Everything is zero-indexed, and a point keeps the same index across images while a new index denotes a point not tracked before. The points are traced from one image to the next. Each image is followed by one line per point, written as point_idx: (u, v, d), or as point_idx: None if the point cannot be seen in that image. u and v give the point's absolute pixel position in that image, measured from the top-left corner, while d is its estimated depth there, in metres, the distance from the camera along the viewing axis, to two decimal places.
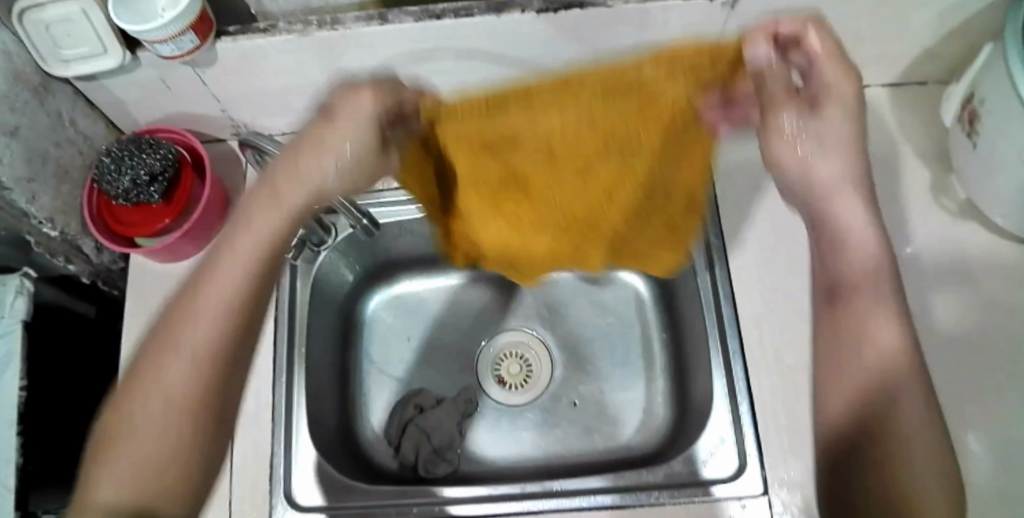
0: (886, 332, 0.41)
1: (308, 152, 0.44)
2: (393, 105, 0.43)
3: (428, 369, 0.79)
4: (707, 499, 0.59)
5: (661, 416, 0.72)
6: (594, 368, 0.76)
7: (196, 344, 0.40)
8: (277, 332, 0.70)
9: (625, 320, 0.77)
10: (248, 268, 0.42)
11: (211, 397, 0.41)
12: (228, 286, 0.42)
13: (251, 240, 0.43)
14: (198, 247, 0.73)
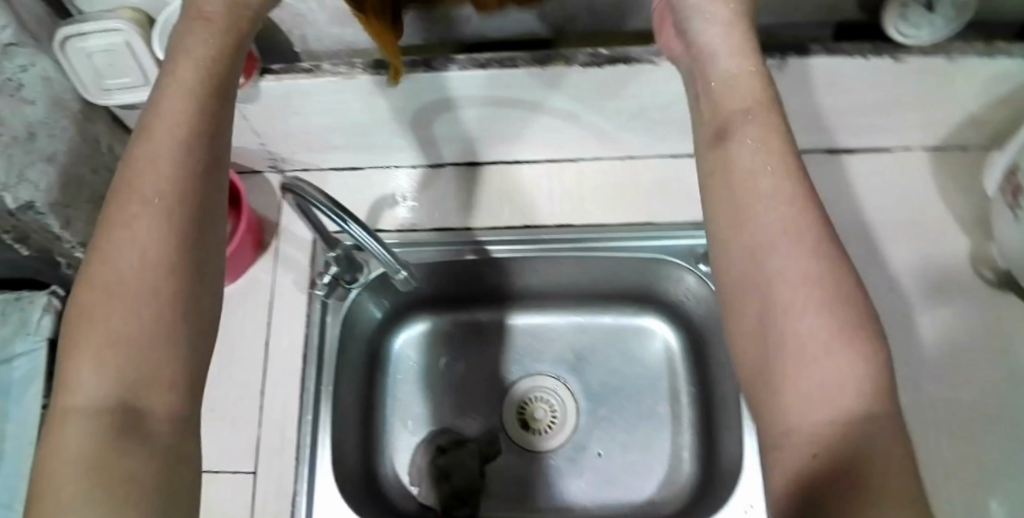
0: (770, 218, 0.38)
1: (190, 57, 0.41)
2: None
3: (453, 408, 0.78)
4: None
5: (687, 472, 0.72)
6: (620, 418, 0.75)
7: (147, 227, 0.37)
8: (305, 370, 0.70)
9: (651, 370, 0.77)
10: (178, 151, 0.39)
11: (179, 276, 0.37)
12: (160, 190, 0.38)
13: (175, 120, 0.39)
14: (230, 278, 0.72)
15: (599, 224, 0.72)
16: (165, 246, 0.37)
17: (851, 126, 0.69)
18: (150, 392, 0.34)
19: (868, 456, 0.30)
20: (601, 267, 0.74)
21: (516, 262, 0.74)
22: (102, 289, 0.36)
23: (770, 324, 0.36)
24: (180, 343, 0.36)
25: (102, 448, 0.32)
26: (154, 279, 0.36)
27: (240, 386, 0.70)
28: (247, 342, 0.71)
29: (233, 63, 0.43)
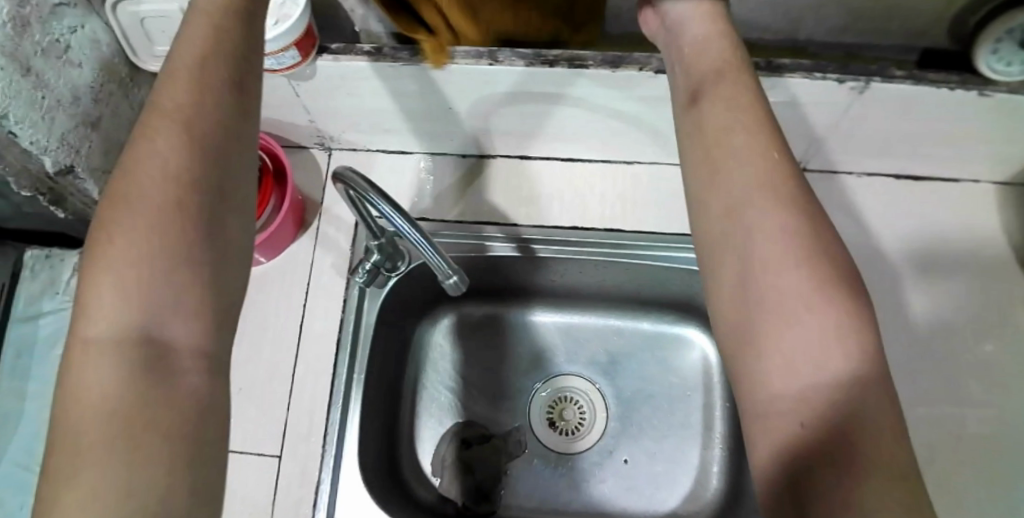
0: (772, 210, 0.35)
1: None
2: None
3: (480, 403, 0.76)
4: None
5: (716, 488, 0.71)
6: (650, 427, 0.74)
7: (176, 153, 0.33)
8: (338, 354, 0.68)
9: (686, 382, 0.76)
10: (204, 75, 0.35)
11: (203, 207, 0.33)
12: (191, 108, 0.34)
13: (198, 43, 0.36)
14: (269, 256, 0.71)
15: (650, 232, 0.70)
16: (196, 171, 0.33)
17: (923, 154, 0.68)
18: (174, 329, 0.31)
19: (864, 434, 0.29)
20: (647, 276, 0.72)
21: (561, 263, 0.72)
22: (120, 216, 0.32)
23: (759, 296, 0.33)
24: (209, 268, 0.33)
25: (132, 395, 0.29)
26: (180, 205, 0.32)
27: (268, 368, 0.69)
28: (280, 321, 0.70)
29: None
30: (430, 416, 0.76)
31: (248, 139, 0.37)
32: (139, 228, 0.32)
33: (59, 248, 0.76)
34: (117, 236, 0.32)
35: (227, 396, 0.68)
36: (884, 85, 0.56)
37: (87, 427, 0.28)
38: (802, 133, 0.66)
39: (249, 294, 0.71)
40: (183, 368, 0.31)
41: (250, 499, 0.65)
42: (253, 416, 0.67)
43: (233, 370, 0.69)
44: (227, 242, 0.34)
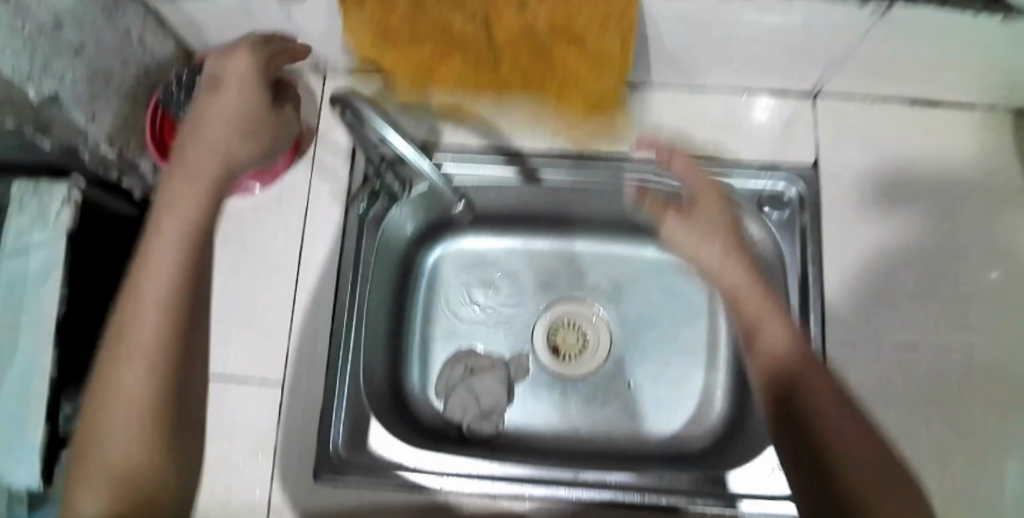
0: (779, 328, 0.49)
1: (216, 116, 0.48)
2: (263, 58, 0.52)
3: (483, 333, 0.76)
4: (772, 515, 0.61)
5: (719, 411, 0.72)
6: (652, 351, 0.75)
7: (153, 306, 0.39)
8: (340, 282, 0.67)
9: (689, 310, 0.76)
10: (180, 233, 0.42)
11: (169, 347, 0.39)
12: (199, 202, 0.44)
13: (171, 223, 0.42)
14: (265, 183, 0.69)
15: (660, 158, 0.69)
16: (193, 267, 0.42)
17: (941, 78, 0.66)
18: (137, 453, 0.36)
19: (839, 467, 0.39)
20: (651, 203, 0.72)
21: (564, 190, 0.71)
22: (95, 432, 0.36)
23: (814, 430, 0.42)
24: (156, 417, 0.37)
25: (125, 472, 0.35)
26: (159, 359, 0.38)
27: (269, 300, 0.67)
28: (278, 251, 0.68)
29: (259, 108, 0.51)
30: (435, 344, 0.76)
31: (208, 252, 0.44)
32: (149, 301, 0.39)
33: (45, 181, 0.73)
34: (134, 353, 0.38)
35: (226, 327, 0.67)
36: (908, 7, 0.51)
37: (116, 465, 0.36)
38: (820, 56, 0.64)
39: (244, 223, 0.69)
40: (155, 477, 0.36)
41: (255, 428, 0.65)
42: (254, 345, 0.67)
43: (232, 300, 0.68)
44: (194, 374, 0.41)
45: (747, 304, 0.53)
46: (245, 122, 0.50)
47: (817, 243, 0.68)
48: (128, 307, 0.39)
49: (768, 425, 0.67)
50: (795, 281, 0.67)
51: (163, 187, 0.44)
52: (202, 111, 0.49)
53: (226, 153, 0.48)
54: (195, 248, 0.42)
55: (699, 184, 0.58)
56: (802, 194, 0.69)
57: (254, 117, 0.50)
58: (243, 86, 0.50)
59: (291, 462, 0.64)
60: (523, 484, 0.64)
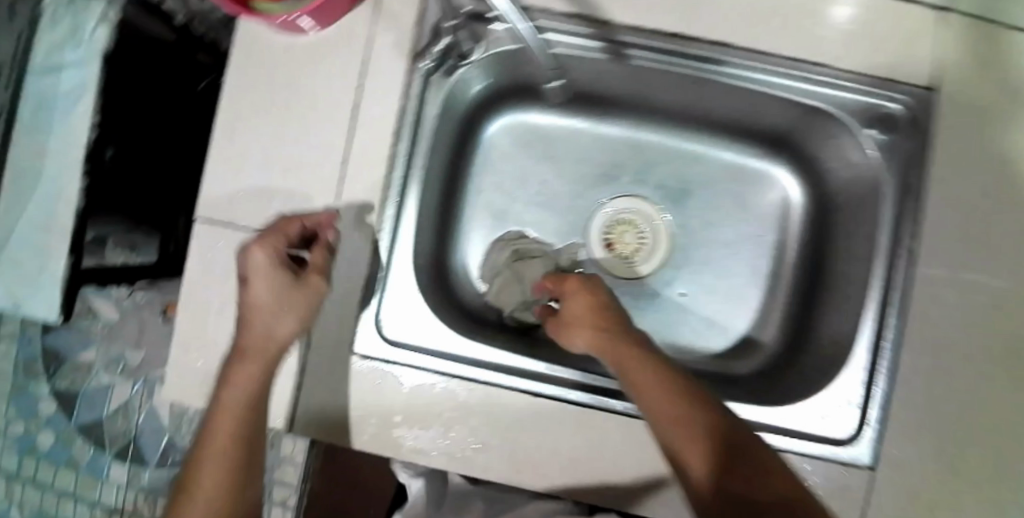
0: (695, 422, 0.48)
1: (263, 271, 0.54)
2: (275, 249, 0.55)
3: (539, 225, 0.72)
4: (818, 458, 0.60)
5: (771, 335, 0.70)
6: (709, 265, 0.71)
7: (209, 470, 0.55)
8: (395, 148, 0.62)
9: (757, 224, 0.71)
10: (234, 430, 0.55)
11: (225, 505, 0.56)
12: (285, 319, 0.55)
13: (263, 296, 0.54)
14: (320, 25, 0.60)
15: (769, 55, 0.60)
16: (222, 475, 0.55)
17: None
18: None
19: None
20: (746, 102, 0.65)
21: (651, 73, 0.63)
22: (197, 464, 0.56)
23: None
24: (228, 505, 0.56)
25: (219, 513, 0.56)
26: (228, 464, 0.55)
27: (319, 154, 0.62)
28: (330, 102, 0.62)
29: (307, 314, 0.57)
30: (489, 226, 0.72)
31: (255, 427, 0.57)
32: (220, 454, 0.55)
33: None
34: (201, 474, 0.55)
35: (273, 177, 0.62)
36: None
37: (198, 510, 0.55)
38: None
39: (296, 62, 0.62)
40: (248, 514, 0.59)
41: None
42: (297, 200, 0.62)
43: (277, 147, 0.62)
44: (249, 495, 0.58)
45: (568, 304, 0.57)
46: (296, 304, 0.56)
47: (925, 173, 0.60)
48: (203, 454, 0.55)
49: (830, 363, 0.63)
50: (890, 217, 0.60)
51: (229, 368, 0.55)
52: (255, 306, 0.55)
53: (281, 331, 0.56)
54: (252, 420, 0.56)
55: (583, 304, 0.56)
56: (912, 108, 0.60)
57: (297, 300, 0.56)
58: (275, 271, 0.55)
59: (331, 331, 0.61)
60: (568, 387, 0.62)
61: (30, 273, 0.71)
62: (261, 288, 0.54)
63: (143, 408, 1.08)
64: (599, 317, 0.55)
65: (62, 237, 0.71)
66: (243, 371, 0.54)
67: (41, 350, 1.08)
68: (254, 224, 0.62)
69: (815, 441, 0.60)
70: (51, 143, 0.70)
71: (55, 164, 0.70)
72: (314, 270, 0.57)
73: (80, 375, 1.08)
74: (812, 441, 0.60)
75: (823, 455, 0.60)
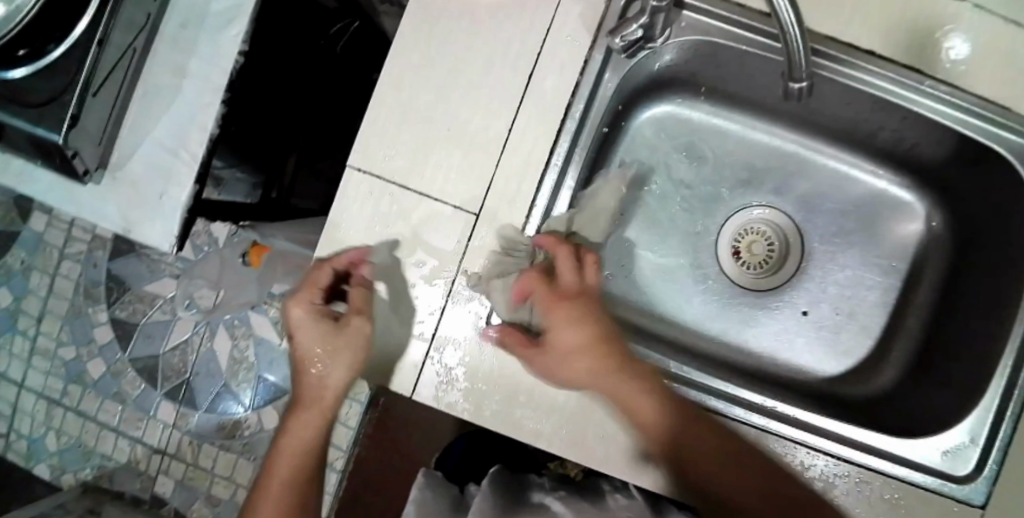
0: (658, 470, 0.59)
1: (300, 329, 0.59)
2: (314, 295, 0.58)
3: (671, 221, 0.71)
4: (932, 492, 0.59)
5: (889, 366, 0.69)
6: (833, 288, 0.71)
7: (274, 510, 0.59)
8: (563, 123, 0.60)
9: (892, 255, 0.71)
10: (302, 458, 0.60)
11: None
12: (336, 378, 0.59)
13: (307, 343, 0.59)
14: None
15: (959, 89, 0.60)
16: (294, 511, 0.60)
17: None
18: None
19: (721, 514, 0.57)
20: (918, 129, 0.64)
21: (829, 86, 0.62)
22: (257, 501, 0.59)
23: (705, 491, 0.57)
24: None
25: None
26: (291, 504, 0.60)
27: (484, 117, 0.60)
28: (505, 67, 0.60)
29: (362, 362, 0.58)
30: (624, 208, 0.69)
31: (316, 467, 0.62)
32: (279, 477, 0.60)
33: None
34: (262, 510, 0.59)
35: (434, 134, 0.60)
36: None
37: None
38: None
39: (476, 21, 0.60)
40: None
41: (437, 250, 0.60)
42: (452, 163, 0.60)
43: (440, 105, 0.61)
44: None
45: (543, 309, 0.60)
46: (340, 351, 0.58)
47: None
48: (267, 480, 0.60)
49: (965, 401, 0.61)
50: None
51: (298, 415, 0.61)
52: (308, 356, 0.59)
53: (333, 383, 0.59)
54: (313, 456, 0.61)
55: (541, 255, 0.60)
56: None
57: (340, 344, 0.57)
58: (320, 321, 0.59)
59: (466, 301, 0.60)
60: (708, 395, 0.61)
61: (150, 196, 0.70)
62: (309, 340, 0.59)
63: (201, 349, 1.06)
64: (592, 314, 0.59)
65: (186, 163, 0.69)
66: (304, 427, 0.60)
67: (107, 276, 1.07)
68: (406, 180, 0.60)
69: (931, 472, 0.59)
70: (195, 61, 0.68)
71: (194, 86, 0.68)
72: (354, 312, 0.57)
73: (140, 307, 1.06)
74: (924, 471, 0.59)
75: (937, 488, 0.59)
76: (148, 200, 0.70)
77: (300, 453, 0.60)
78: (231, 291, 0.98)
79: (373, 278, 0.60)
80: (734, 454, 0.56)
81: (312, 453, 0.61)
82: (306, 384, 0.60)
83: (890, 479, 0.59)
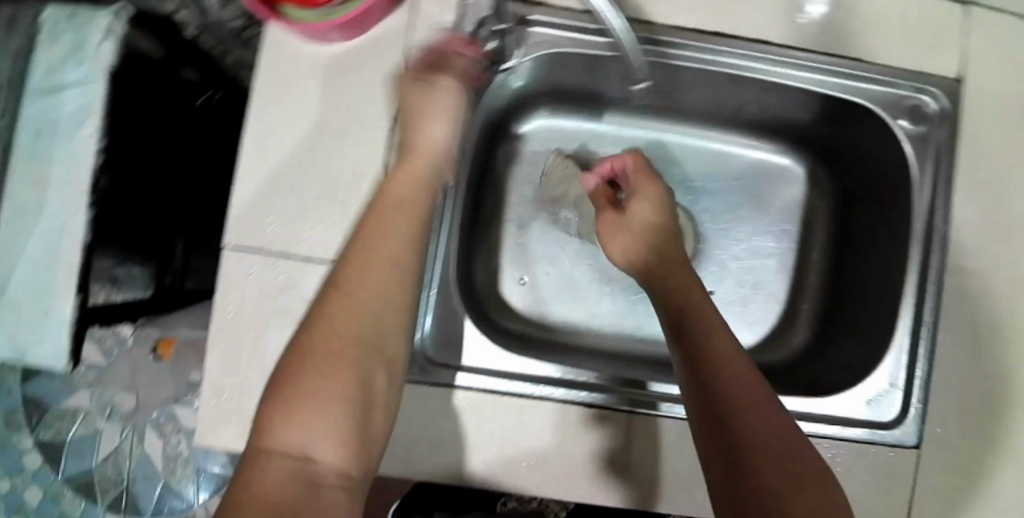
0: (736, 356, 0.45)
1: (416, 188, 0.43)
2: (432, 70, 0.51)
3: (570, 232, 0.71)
4: (865, 443, 0.60)
5: (797, 326, 0.72)
6: (735, 263, 0.73)
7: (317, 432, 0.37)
8: None
9: (780, 221, 0.74)
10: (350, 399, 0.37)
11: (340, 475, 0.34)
12: (370, 299, 0.36)
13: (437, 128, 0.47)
14: (347, 37, 0.59)
15: (806, 50, 0.61)
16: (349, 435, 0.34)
17: None
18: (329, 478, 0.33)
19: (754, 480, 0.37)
20: (778, 96, 0.65)
21: (687, 73, 0.63)
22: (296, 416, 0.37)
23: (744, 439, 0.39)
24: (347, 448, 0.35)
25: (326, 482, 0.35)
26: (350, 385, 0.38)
27: (352, 169, 0.60)
28: (364, 116, 0.60)
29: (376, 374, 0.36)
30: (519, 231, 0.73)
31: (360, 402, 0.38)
32: (357, 315, 0.36)
33: (82, 9, 0.65)
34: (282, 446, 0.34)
35: (306, 197, 0.60)
36: None
37: (318, 400, 0.33)
38: None
39: (326, 76, 0.60)
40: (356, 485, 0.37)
41: None
42: (331, 219, 0.59)
43: (308, 165, 0.60)
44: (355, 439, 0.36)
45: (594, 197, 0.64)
46: (447, 113, 0.48)
47: (953, 159, 0.61)
48: (327, 304, 0.36)
49: (874, 348, 0.64)
50: (925, 203, 0.61)
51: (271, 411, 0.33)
52: (413, 105, 0.48)
53: (436, 144, 0.46)
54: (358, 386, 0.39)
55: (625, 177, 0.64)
56: (939, 100, 0.61)
57: (377, 236, 0.38)
58: (417, 88, 0.49)
59: None
60: (629, 403, 0.60)
61: (34, 316, 0.67)
62: (388, 242, 0.38)
63: (134, 453, 1.01)
64: (656, 208, 0.60)
65: (65, 275, 0.66)
66: (362, 283, 0.37)
67: (24, 400, 1.02)
68: (286, 248, 0.60)
69: (859, 425, 0.60)
70: (53, 169, 0.65)
71: (58, 196, 0.65)
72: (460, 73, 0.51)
73: (65, 424, 1.01)
74: (852, 425, 0.60)
75: (870, 439, 0.60)
76: (34, 321, 0.67)
77: (375, 320, 0.36)
78: (146, 392, 1.00)
79: (277, 355, 0.60)
80: (776, 411, 0.42)
81: (392, 338, 0.37)
82: (338, 285, 0.37)
83: (823, 440, 0.60)
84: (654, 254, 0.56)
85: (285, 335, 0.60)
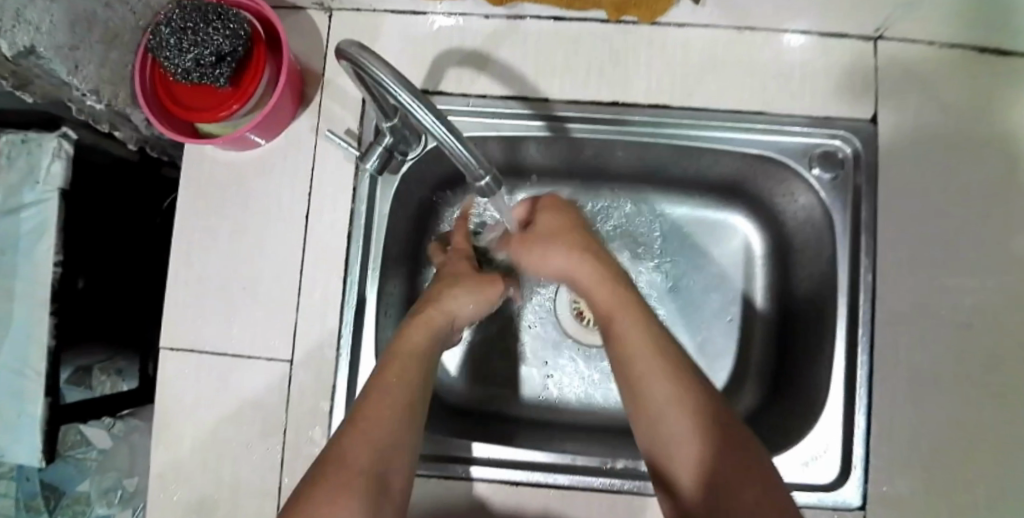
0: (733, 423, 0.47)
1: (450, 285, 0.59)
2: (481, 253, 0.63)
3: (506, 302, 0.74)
4: (808, 507, 0.59)
5: (750, 382, 0.70)
6: (698, 315, 0.72)
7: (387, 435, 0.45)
8: (350, 249, 0.62)
9: (725, 273, 0.73)
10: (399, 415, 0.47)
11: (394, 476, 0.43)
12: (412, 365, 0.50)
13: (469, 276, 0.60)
14: (266, 138, 0.62)
15: (702, 109, 0.62)
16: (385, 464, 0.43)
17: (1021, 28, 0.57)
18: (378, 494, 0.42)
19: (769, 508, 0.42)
20: (690, 156, 0.66)
21: (593, 143, 0.65)
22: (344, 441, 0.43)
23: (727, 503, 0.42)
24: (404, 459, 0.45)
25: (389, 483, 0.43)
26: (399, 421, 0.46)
27: (275, 266, 0.62)
28: (282, 213, 0.63)
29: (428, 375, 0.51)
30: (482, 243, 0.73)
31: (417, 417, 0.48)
32: (400, 413, 0.47)
33: (33, 133, 0.71)
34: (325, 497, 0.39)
35: (231, 295, 0.62)
36: None
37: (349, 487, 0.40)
38: (887, 5, 0.56)
39: (245, 181, 0.63)
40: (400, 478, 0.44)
41: (262, 403, 0.61)
42: (255, 316, 0.62)
43: (233, 265, 0.62)
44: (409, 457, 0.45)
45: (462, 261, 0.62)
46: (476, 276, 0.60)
47: (873, 206, 0.61)
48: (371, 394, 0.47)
49: (811, 403, 0.62)
50: (846, 253, 0.61)
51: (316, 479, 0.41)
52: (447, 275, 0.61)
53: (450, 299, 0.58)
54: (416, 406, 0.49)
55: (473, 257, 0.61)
56: (855, 146, 0.62)
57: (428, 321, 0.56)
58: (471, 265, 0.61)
59: (302, 449, 0.60)
60: (547, 472, 0.61)
61: (9, 419, 0.71)
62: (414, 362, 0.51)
63: None
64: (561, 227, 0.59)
65: (35, 379, 0.70)
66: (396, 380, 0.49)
67: (42, 485, 1.06)
68: (214, 345, 0.62)
69: (800, 488, 0.59)
70: (17, 282, 0.71)
71: (22, 305, 0.71)
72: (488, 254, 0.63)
73: (79, 508, 1.06)
74: (793, 488, 0.59)
75: (809, 502, 0.58)
76: (7, 421, 0.71)
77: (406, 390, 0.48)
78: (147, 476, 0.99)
79: (214, 452, 0.61)
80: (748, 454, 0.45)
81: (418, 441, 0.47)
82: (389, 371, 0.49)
83: None
84: (587, 294, 0.55)
85: (220, 430, 0.61)
